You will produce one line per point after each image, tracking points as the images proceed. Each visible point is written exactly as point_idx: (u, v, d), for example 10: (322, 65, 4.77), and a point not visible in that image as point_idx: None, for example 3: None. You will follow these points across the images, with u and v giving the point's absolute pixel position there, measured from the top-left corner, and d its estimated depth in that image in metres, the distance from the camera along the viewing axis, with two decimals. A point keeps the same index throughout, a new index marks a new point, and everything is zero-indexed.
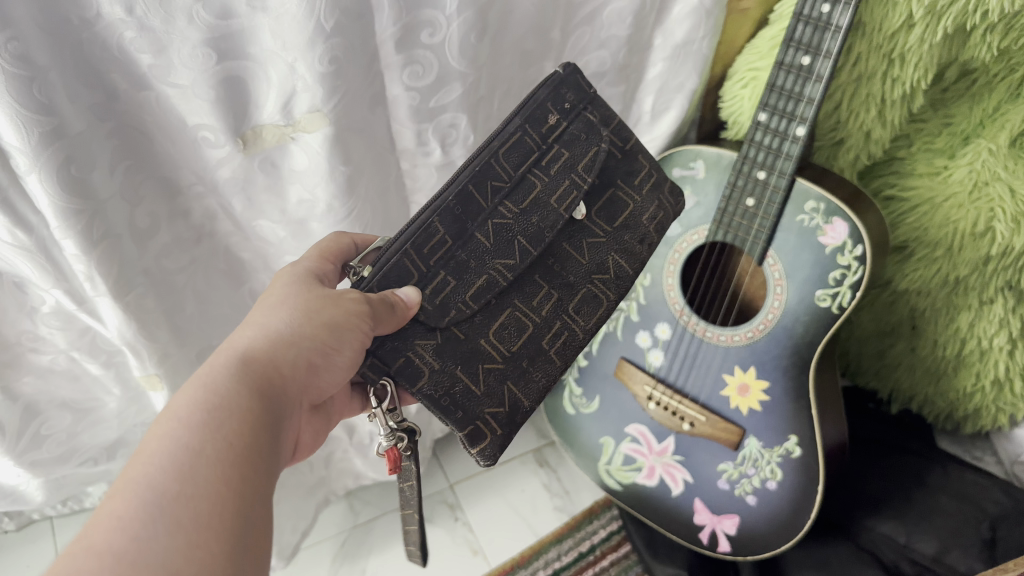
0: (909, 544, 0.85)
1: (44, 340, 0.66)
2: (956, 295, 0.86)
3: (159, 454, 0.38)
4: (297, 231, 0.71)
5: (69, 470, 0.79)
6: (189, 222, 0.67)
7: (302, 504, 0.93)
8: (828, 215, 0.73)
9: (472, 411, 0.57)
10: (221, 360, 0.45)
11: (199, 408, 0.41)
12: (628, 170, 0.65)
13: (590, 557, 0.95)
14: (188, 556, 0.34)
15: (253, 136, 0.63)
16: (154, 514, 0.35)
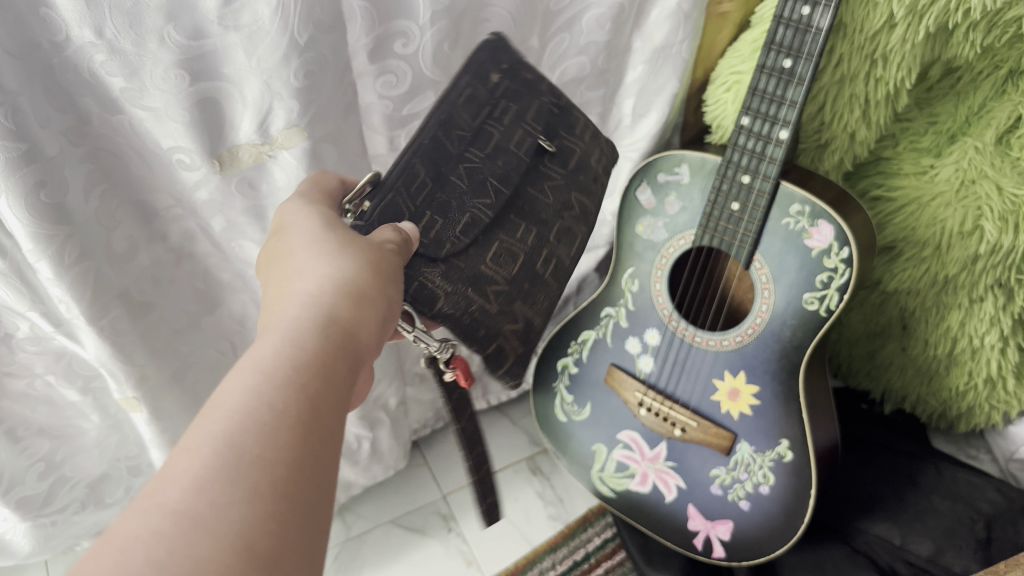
0: (904, 545, 0.84)
1: (22, 365, 0.65)
2: (945, 295, 0.85)
3: (237, 410, 0.33)
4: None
5: (57, 512, 0.78)
6: (168, 244, 0.66)
7: None
8: (813, 217, 0.72)
9: (491, 326, 0.57)
10: (294, 310, 0.40)
11: (281, 365, 0.36)
12: (568, 123, 0.68)
13: (585, 565, 0.94)
14: (265, 530, 0.29)
15: (229, 156, 0.62)
16: (230, 476, 0.30)
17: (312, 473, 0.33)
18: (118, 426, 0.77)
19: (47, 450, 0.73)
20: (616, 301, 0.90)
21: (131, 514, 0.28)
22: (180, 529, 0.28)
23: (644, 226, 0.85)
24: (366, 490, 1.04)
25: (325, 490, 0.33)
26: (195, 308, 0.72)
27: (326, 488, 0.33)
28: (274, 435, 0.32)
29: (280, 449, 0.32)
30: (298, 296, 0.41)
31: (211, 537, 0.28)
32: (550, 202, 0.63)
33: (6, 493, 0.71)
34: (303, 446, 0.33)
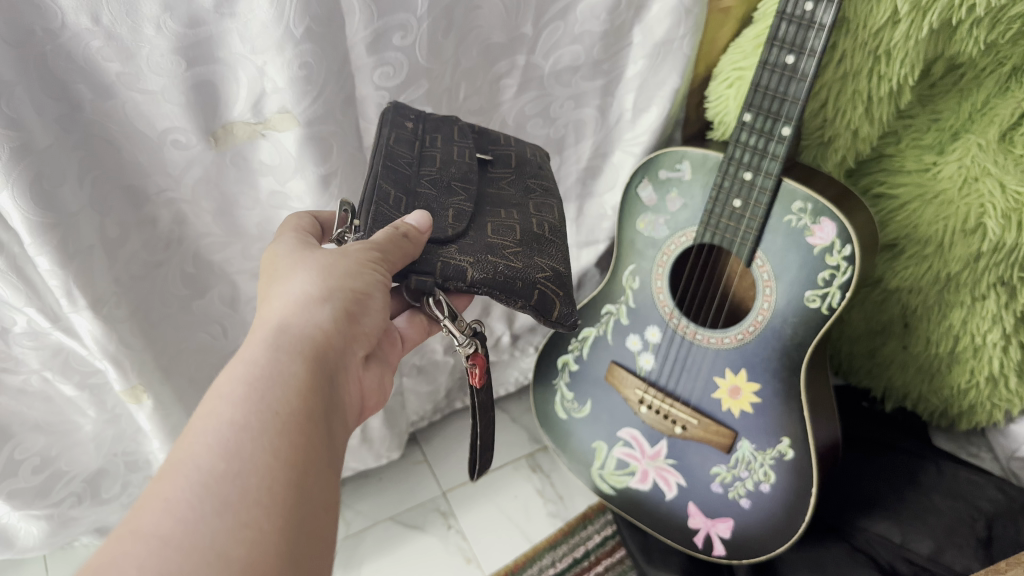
0: (905, 543, 0.84)
1: (18, 360, 0.65)
2: (948, 292, 0.85)
3: (203, 430, 0.33)
4: (269, 219, 0.70)
5: (53, 508, 0.77)
6: (158, 229, 0.65)
7: None
8: (815, 215, 0.71)
9: (527, 277, 0.53)
10: (257, 335, 0.40)
11: (245, 380, 0.36)
12: (491, 139, 0.68)
13: (584, 563, 0.94)
14: (238, 537, 0.29)
15: (224, 133, 0.62)
16: (199, 492, 0.30)
17: (291, 475, 0.33)
18: (114, 421, 0.77)
19: (42, 445, 0.72)
20: (617, 298, 0.90)
21: (106, 544, 0.28)
22: (154, 550, 0.27)
23: (646, 223, 0.85)
24: (365, 487, 1.04)
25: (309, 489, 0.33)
26: (184, 293, 0.70)
27: (310, 486, 0.33)
28: (242, 449, 0.32)
29: (250, 459, 0.32)
30: (265, 322, 0.42)
31: (181, 552, 0.28)
32: (513, 192, 0.62)
33: None
34: (276, 452, 0.33)
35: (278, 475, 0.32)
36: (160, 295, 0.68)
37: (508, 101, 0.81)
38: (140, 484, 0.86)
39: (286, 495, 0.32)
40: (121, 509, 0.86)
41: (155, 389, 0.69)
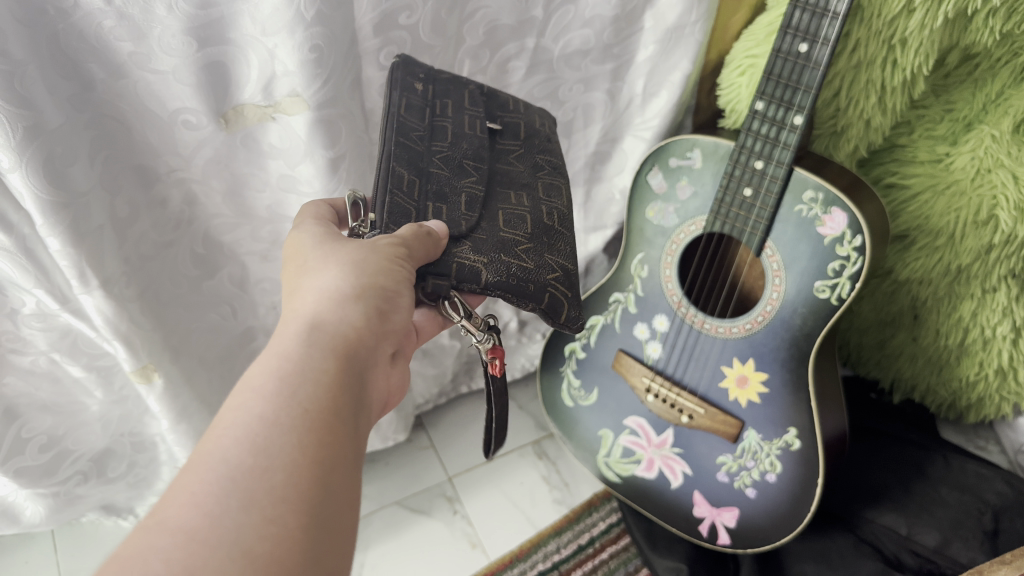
0: (911, 535, 0.83)
1: (25, 340, 0.65)
2: (958, 284, 0.85)
3: (233, 424, 0.33)
4: (279, 201, 0.70)
5: (58, 486, 0.78)
6: (168, 209, 0.65)
7: None
8: (826, 205, 0.71)
9: (539, 280, 0.54)
10: (289, 327, 0.40)
11: (276, 374, 0.36)
12: (499, 103, 0.67)
13: (590, 549, 0.94)
14: (263, 534, 0.29)
15: (235, 114, 0.62)
16: (226, 487, 0.30)
17: (315, 473, 0.33)
18: (120, 402, 0.77)
19: (49, 424, 0.73)
20: (625, 286, 0.89)
21: (131, 535, 0.28)
22: (177, 544, 0.28)
23: (655, 212, 0.84)
24: (371, 470, 1.05)
25: (334, 490, 0.33)
26: (195, 273, 0.70)
27: (335, 484, 0.33)
28: (269, 443, 0.32)
29: (277, 455, 0.32)
30: (297, 314, 0.41)
31: (208, 548, 0.28)
32: (522, 170, 0.62)
33: (4, 462, 0.71)
34: (303, 448, 0.33)
35: (303, 468, 0.32)
36: (170, 277, 0.68)
37: (517, 83, 0.81)
38: (146, 463, 0.86)
39: (314, 489, 0.32)
40: (127, 488, 0.87)
41: (164, 370, 0.69)
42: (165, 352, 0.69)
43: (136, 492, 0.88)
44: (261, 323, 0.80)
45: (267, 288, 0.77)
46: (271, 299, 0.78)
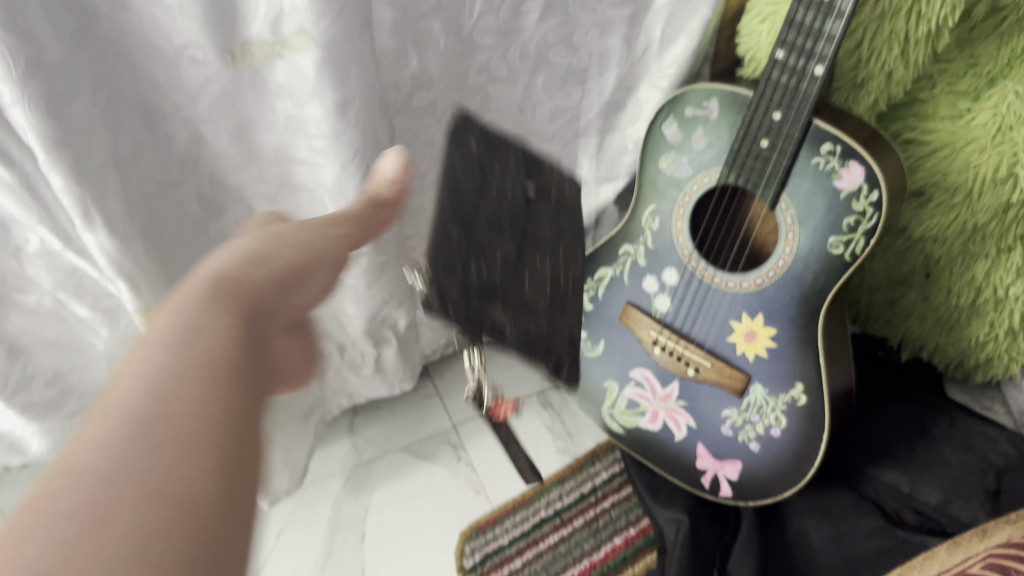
0: (912, 493, 0.84)
1: (29, 279, 0.65)
2: (973, 243, 0.84)
3: (145, 360, 0.29)
4: (285, 142, 0.68)
5: (64, 421, 0.78)
6: (174, 148, 0.63)
7: (297, 432, 0.93)
8: (844, 158, 0.70)
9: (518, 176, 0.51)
10: (218, 262, 0.37)
11: (198, 310, 0.32)
12: None
13: (591, 498, 0.96)
14: (187, 482, 0.26)
15: (242, 51, 0.60)
16: (141, 430, 0.26)
17: (239, 417, 0.29)
18: (128, 342, 0.76)
19: (55, 360, 0.74)
20: (636, 238, 0.88)
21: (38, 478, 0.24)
22: (91, 492, 0.24)
23: (668, 162, 0.82)
24: (377, 414, 1.06)
25: (265, 443, 0.31)
26: (198, 215, 0.70)
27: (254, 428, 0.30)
28: (184, 383, 0.28)
29: (199, 397, 0.28)
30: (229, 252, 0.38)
31: (124, 495, 0.24)
32: None
33: (10, 398, 0.72)
34: (222, 390, 0.29)
35: (219, 413, 0.28)
36: (174, 218, 0.68)
37: (531, 27, 0.78)
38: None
39: (234, 436, 0.28)
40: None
41: (168, 312, 0.68)
42: (170, 292, 0.68)
43: (139, 429, 0.89)
44: None
45: None
46: None
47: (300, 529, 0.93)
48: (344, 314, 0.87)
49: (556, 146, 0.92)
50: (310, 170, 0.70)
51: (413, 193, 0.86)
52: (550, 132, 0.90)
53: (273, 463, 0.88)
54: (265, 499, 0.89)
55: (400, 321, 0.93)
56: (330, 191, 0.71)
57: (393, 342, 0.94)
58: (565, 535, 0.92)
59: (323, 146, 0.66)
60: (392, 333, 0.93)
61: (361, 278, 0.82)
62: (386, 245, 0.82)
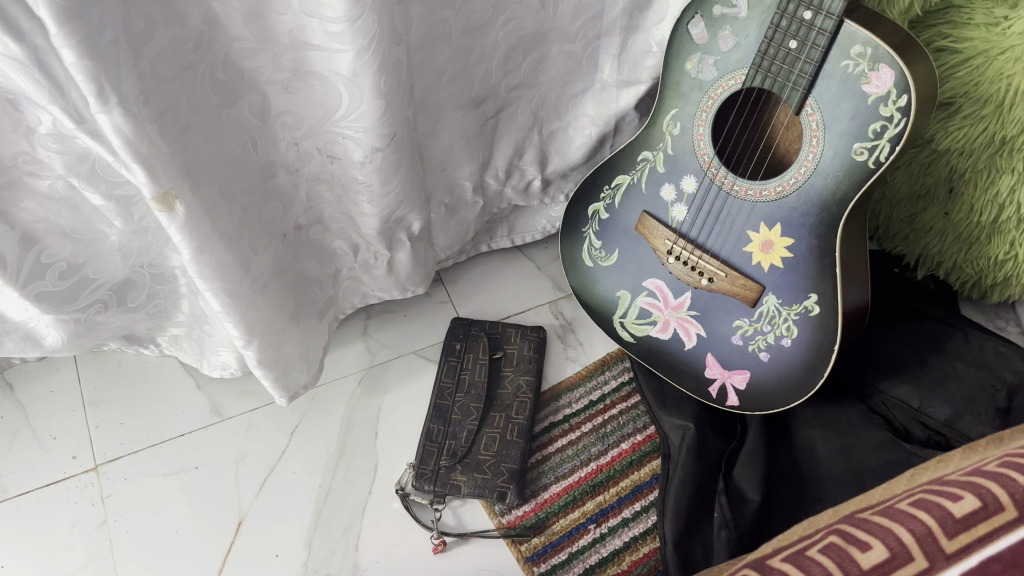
0: (922, 408, 0.84)
1: (42, 164, 0.67)
2: (1000, 157, 0.82)
3: None
4: (300, 25, 0.66)
5: (80, 313, 0.81)
6: (187, 28, 0.62)
7: (315, 328, 0.95)
8: (874, 61, 0.67)
9: None
10: None
11: None
12: None
13: (600, 406, 0.98)
14: None
15: None
16: None
17: None
18: (140, 234, 0.78)
19: (70, 251, 0.75)
20: (655, 145, 0.86)
21: None
22: None
23: (693, 65, 0.80)
24: (390, 317, 1.08)
25: None
26: (214, 101, 0.68)
27: None
28: None
29: None
30: None
31: None
32: None
33: (24, 285, 0.74)
34: None
35: None
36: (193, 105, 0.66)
37: None
38: (166, 296, 0.87)
39: None
40: (147, 317, 0.89)
41: (186, 200, 0.65)
42: (200, 174, 0.68)
43: (154, 322, 0.91)
44: (283, 159, 0.78)
45: (287, 121, 0.75)
46: (291, 134, 0.76)
47: (311, 427, 0.97)
48: (359, 214, 0.87)
49: (578, 48, 0.92)
50: (325, 56, 0.69)
51: (429, 91, 0.85)
52: (572, 31, 0.90)
53: (290, 360, 0.87)
54: (283, 394, 0.89)
55: (414, 224, 0.92)
56: (346, 78, 0.70)
57: (407, 246, 0.94)
58: (573, 439, 0.95)
59: (339, 31, 0.66)
60: (406, 236, 0.93)
61: (375, 176, 0.81)
62: (402, 143, 0.80)
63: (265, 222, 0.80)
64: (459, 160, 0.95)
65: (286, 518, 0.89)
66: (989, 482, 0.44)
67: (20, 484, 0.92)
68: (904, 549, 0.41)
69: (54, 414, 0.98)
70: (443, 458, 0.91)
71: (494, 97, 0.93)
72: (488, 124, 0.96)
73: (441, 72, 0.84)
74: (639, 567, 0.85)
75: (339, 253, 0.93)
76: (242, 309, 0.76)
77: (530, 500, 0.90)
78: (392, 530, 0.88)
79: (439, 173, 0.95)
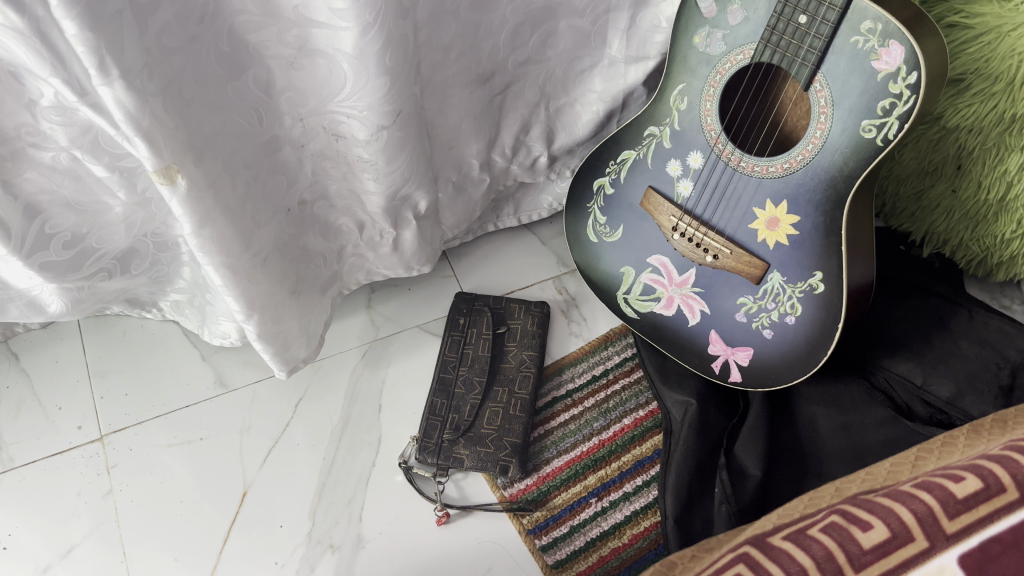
0: (925, 385, 0.84)
1: (45, 135, 0.67)
2: (1009, 135, 0.81)
3: None
4: (306, 2, 0.66)
5: (83, 281, 0.81)
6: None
7: (319, 301, 0.95)
8: (884, 37, 0.66)
9: None
10: None
11: None
12: None
13: (603, 380, 0.98)
14: None
15: None
16: None
17: None
18: (143, 206, 0.78)
19: (74, 222, 0.75)
20: (662, 120, 0.86)
21: None
22: None
23: (701, 39, 0.79)
24: (394, 290, 1.08)
25: None
26: (219, 73, 0.67)
27: None
28: None
29: None
30: None
31: None
32: None
33: (28, 255, 0.74)
34: None
35: None
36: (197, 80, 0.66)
37: None
38: (168, 263, 0.88)
39: None
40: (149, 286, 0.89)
41: (188, 172, 0.65)
42: (201, 151, 0.68)
43: (156, 289, 0.91)
44: (288, 134, 0.78)
45: (292, 97, 0.75)
46: (297, 109, 0.76)
47: (315, 402, 0.97)
48: (364, 191, 0.86)
49: (586, 23, 0.91)
50: (329, 34, 0.68)
51: (436, 68, 0.84)
52: (580, 6, 0.88)
53: (289, 334, 0.88)
54: (283, 368, 0.89)
55: (421, 203, 0.92)
56: (351, 57, 0.70)
57: (413, 224, 0.94)
58: (576, 414, 0.96)
59: (343, 7, 0.65)
60: (412, 214, 0.93)
61: (380, 154, 0.81)
62: (408, 120, 0.80)
63: (268, 195, 0.80)
64: (466, 137, 0.95)
65: (289, 489, 0.90)
66: (993, 464, 0.44)
67: (26, 453, 0.92)
68: (905, 530, 0.42)
69: (58, 384, 0.98)
70: (446, 431, 0.92)
71: (501, 73, 0.92)
72: (495, 100, 0.95)
73: (448, 49, 0.83)
74: (640, 540, 0.85)
75: (345, 229, 0.93)
76: (242, 283, 0.76)
77: (533, 473, 0.91)
78: (395, 501, 0.89)
79: (446, 150, 0.95)
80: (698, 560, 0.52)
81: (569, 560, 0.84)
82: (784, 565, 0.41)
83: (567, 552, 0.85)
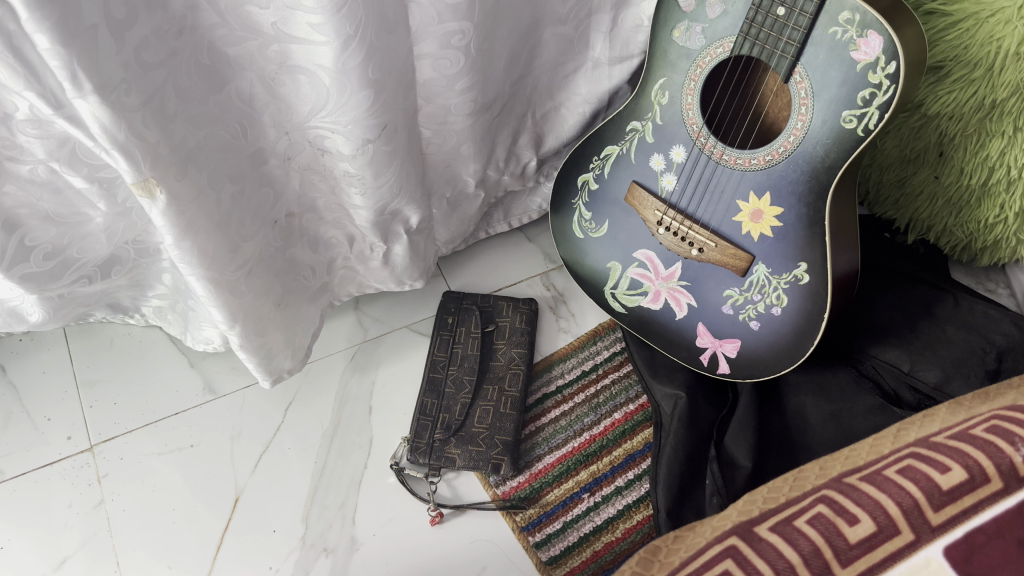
0: (912, 372, 0.84)
1: (22, 149, 0.66)
2: (990, 120, 0.82)
3: None
4: (284, 18, 0.65)
5: (63, 288, 0.81)
6: (169, 13, 0.61)
7: (309, 311, 0.95)
8: (862, 27, 0.66)
9: None
10: None
11: None
12: None
13: (592, 375, 0.99)
14: None
15: None
16: None
17: None
18: (125, 214, 0.77)
19: (54, 233, 0.75)
20: (644, 115, 0.85)
21: None
22: None
23: (681, 33, 0.78)
24: (381, 291, 1.08)
25: None
26: (202, 85, 0.67)
27: None
28: None
29: None
30: None
31: None
32: None
33: (8, 267, 0.74)
34: None
35: None
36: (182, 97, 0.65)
37: None
38: (147, 266, 0.87)
39: None
40: (129, 286, 0.89)
41: (168, 185, 0.65)
42: (184, 159, 0.67)
43: (138, 292, 0.91)
44: (272, 146, 0.77)
45: (276, 111, 0.74)
46: (282, 123, 0.76)
47: (306, 406, 0.97)
48: (352, 205, 0.86)
49: (570, 29, 0.91)
50: (308, 51, 0.68)
51: (423, 87, 0.84)
52: (563, 12, 0.89)
53: (274, 346, 0.87)
54: (265, 377, 0.89)
55: (412, 218, 0.92)
56: (332, 73, 0.70)
57: (404, 239, 0.94)
58: (566, 410, 0.96)
59: (320, 22, 0.65)
60: (403, 229, 0.93)
61: (367, 167, 0.80)
62: (394, 134, 0.80)
63: (255, 209, 0.79)
64: (463, 158, 0.95)
65: (283, 492, 0.90)
66: (976, 451, 0.44)
67: (16, 466, 0.92)
68: (891, 523, 0.42)
69: (46, 395, 0.98)
70: (437, 432, 0.92)
71: (500, 95, 0.93)
72: (492, 123, 0.95)
73: (453, 80, 0.83)
74: (632, 534, 0.86)
75: (334, 243, 0.93)
76: (227, 292, 0.76)
77: (525, 471, 0.91)
78: (388, 503, 0.89)
79: (442, 168, 0.95)
80: (683, 540, 0.50)
81: (563, 556, 0.84)
82: (771, 561, 0.41)
83: (561, 548, 0.85)
